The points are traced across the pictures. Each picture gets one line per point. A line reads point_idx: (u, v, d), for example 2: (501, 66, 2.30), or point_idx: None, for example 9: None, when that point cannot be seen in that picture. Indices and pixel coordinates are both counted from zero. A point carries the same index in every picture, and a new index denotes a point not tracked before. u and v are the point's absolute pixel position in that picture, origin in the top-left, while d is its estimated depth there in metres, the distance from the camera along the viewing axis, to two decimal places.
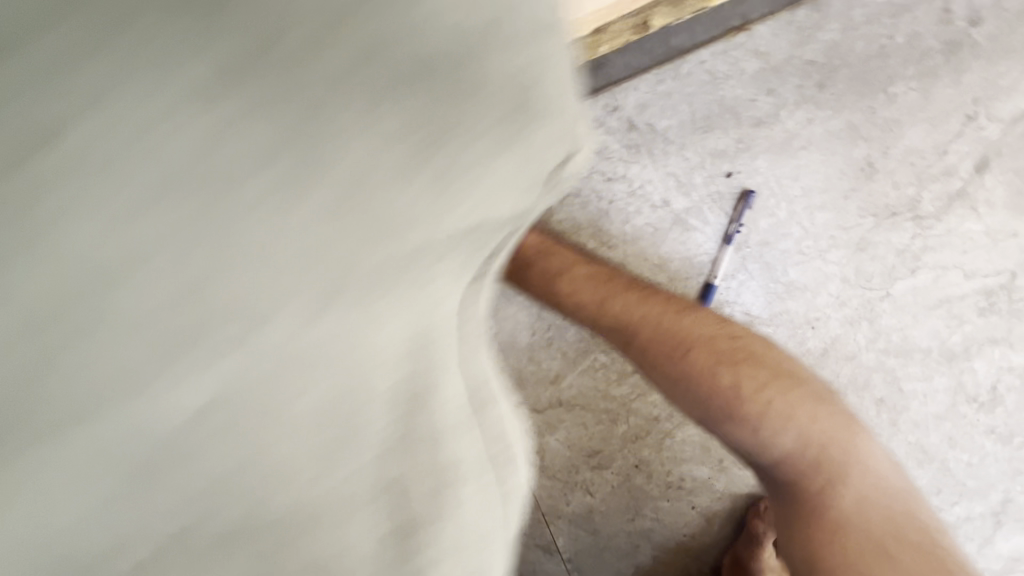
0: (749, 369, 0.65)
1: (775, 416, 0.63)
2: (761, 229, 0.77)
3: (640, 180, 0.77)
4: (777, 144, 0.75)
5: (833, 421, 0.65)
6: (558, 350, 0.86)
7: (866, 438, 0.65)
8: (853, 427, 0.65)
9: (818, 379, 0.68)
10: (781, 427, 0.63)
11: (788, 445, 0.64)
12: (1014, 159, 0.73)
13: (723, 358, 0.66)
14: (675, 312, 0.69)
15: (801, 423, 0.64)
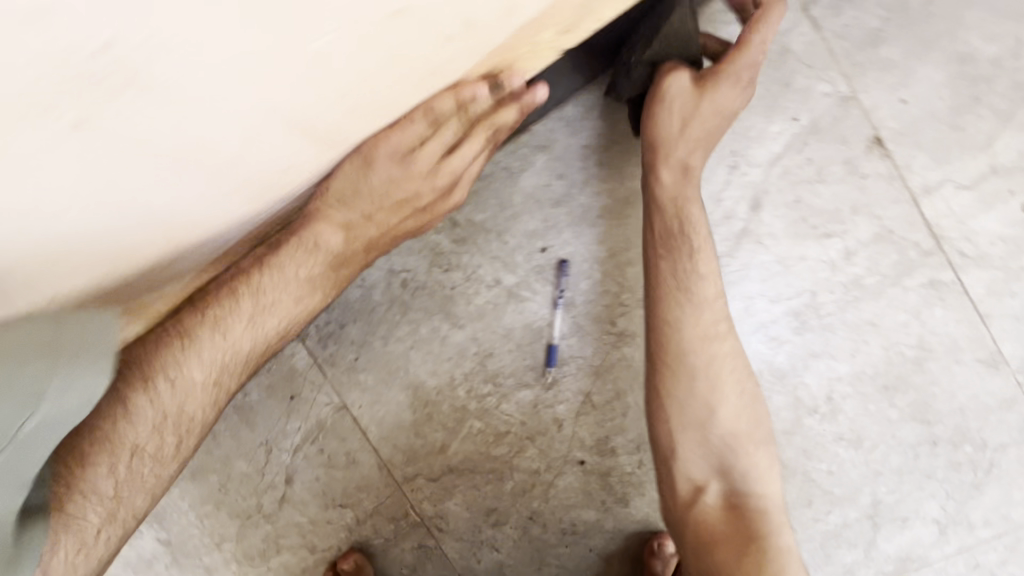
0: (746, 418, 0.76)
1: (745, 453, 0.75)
2: (584, 290, 0.87)
3: (473, 266, 0.89)
4: (577, 218, 0.85)
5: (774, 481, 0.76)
6: (439, 423, 0.95)
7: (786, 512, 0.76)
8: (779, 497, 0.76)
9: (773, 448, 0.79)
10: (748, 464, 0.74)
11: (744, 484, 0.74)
12: (782, 195, 0.80)
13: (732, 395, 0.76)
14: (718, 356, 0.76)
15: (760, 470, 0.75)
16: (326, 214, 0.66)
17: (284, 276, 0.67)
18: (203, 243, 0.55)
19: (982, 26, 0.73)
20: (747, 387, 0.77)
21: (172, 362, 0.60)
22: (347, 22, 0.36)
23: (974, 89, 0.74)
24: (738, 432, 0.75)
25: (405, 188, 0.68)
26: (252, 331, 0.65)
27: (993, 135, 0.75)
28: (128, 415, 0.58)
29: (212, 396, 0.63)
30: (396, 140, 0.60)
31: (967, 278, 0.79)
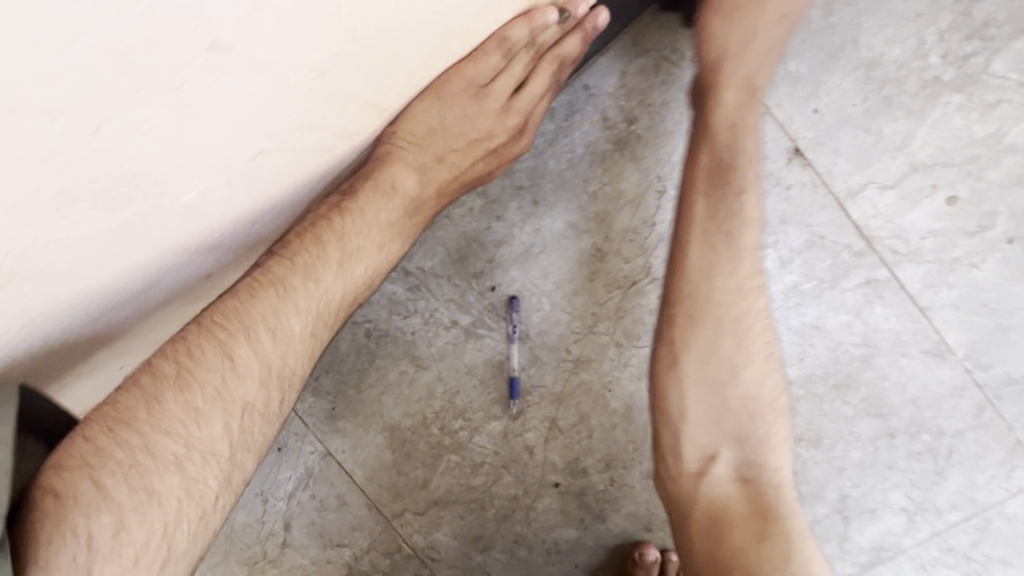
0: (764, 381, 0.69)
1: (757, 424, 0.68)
2: (536, 322, 0.91)
3: (429, 310, 0.93)
4: (520, 255, 0.89)
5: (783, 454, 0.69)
6: (418, 459, 0.99)
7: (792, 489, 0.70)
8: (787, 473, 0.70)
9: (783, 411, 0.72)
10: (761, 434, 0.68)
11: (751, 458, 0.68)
12: None
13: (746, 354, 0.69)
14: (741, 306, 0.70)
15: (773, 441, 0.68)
16: (398, 155, 0.59)
17: (365, 219, 0.61)
18: (240, 217, 0.47)
19: (884, 31, 0.75)
20: (766, 346, 0.70)
21: (271, 311, 0.56)
22: (216, 172, 0.38)
23: (883, 92, 0.76)
24: (757, 395, 0.69)
25: (465, 130, 0.61)
26: (344, 278, 0.60)
27: (909, 134, 0.76)
28: (235, 367, 0.54)
29: (311, 346, 0.59)
30: (473, 73, 0.57)
31: (903, 274, 0.80)
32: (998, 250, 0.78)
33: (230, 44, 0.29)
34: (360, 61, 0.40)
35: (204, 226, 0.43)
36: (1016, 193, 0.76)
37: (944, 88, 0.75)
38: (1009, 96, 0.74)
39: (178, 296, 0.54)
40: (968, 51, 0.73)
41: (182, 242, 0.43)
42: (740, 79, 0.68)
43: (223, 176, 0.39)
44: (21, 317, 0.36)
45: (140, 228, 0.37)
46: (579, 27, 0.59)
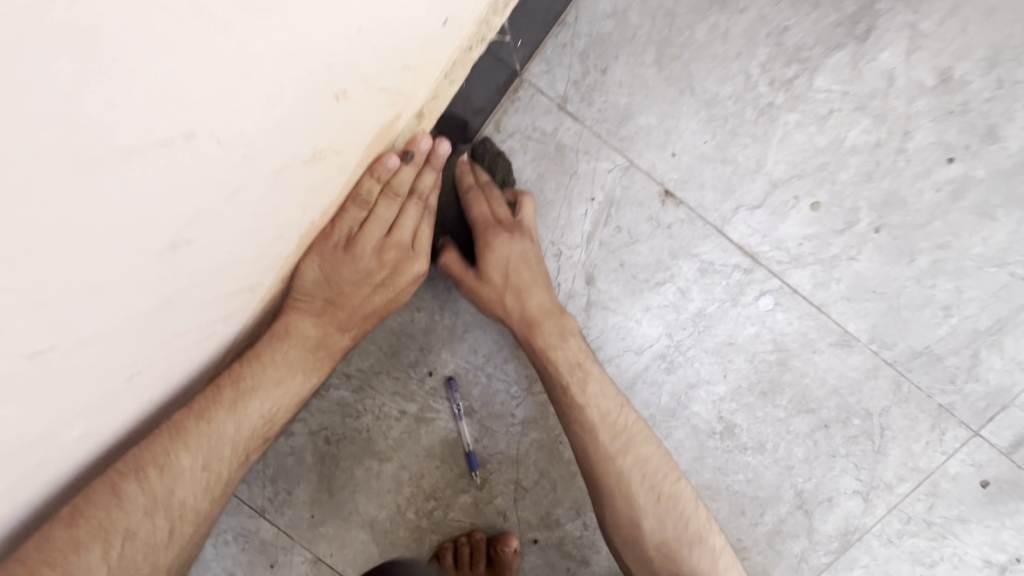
0: (675, 513, 0.77)
1: (689, 542, 0.76)
2: (477, 395, 0.96)
3: (378, 406, 0.98)
4: (447, 337, 0.94)
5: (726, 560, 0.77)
6: (402, 546, 1.02)
7: None
8: None
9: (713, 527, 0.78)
10: (696, 554, 0.76)
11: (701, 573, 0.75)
12: (608, 265, 0.88)
13: (652, 486, 0.77)
14: (627, 447, 0.78)
15: (708, 559, 0.76)
16: (296, 308, 0.64)
17: (261, 362, 0.63)
18: (117, 397, 0.46)
19: (713, 73, 0.82)
20: (668, 490, 0.78)
21: (160, 450, 0.56)
22: (92, 407, 0.43)
23: (728, 126, 0.83)
24: (667, 539, 0.76)
25: (349, 275, 0.65)
26: (236, 416, 0.61)
27: (761, 158, 0.83)
28: (121, 503, 0.54)
29: (203, 481, 0.60)
30: (338, 228, 0.63)
31: (792, 280, 0.86)
32: (869, 241, 0.83)
33: (58, 341, 0.34)
34: (204, 278, 0.45)
35: (98, 438, 0.48)
36: (870, 187, 0.82)
37: (779, 111, 0.82)
38: (837, 106, 0.81)
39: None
40: (790, 75, 0.81)
41: (81, 457, 0.48)
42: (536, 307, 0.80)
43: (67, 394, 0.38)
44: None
45: (34, 474, 0.42)
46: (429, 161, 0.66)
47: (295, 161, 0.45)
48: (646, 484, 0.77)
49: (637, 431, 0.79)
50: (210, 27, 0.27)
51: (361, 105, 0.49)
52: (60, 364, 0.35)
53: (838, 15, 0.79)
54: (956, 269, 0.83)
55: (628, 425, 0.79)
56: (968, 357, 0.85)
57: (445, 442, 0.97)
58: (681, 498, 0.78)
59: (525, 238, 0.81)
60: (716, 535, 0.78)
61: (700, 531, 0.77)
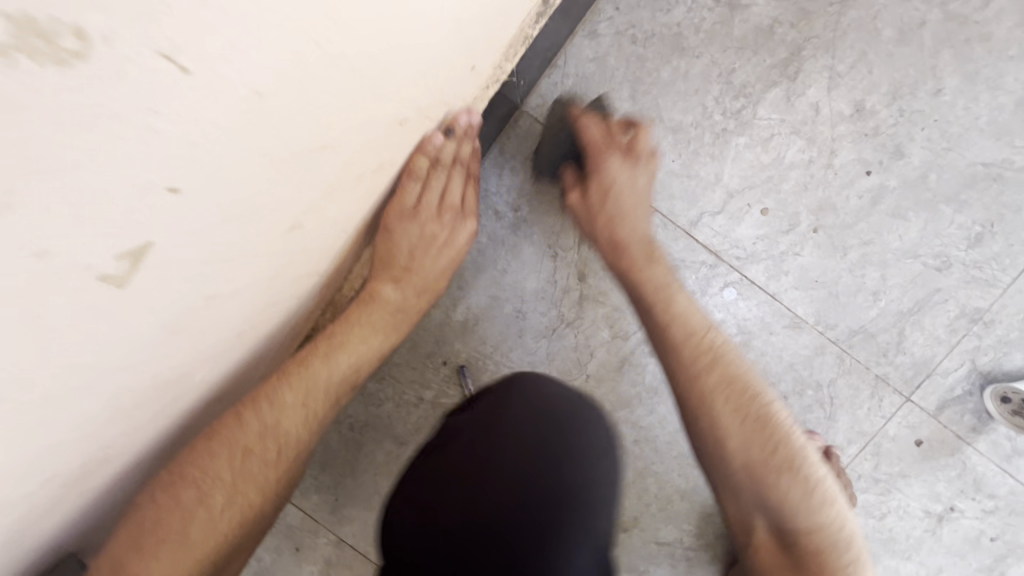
0: (765, 438, 0.72)
1: (784, 473, 0.71)
2: (486, 379, 1.08)
3: (398, 394, 1.10)
4: (459, 331, 1.08)
5: (819, 492, 0.70)
6: None
7: (841, 523, 0.70)
8: (829, 513, 0.70)
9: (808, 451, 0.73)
10: (791, 488, 0.70)
11: (796, 507, 0.70)
12: (596, 264, 1.05)
13: (740, 408, 0.74)
14: (711, 369, 0.76)
15: (800, 491, 0.70)
16: (376, 279, 0.80)
17: (351, 322, 0.77)
18: (232, 345, 0.59)
19: (677, 105, 1.01)
20: (754, 411, 0.74)
21: (272, 387, 0.69)
22: (213, 356, 0.56)
23: (691, 147, 1.01)
24: (752, 462, 0.72)
25: (416, 240, 0.79)
26: (329, 362, 0.74)
27: (719, 172, 1.01)
28: (240, 422, 0.66)
29: (305, 415, 0.71)
30: (400, 203, 0.77)
31: (749, 273, 1.03)
32: (810, 239, 1.01)
33: (220, 288, 0.47)
34: (302, 255, 0.59)
35: (205, 388, 0.61)
36: (807, 195, 1.01)
37: (731, 135, 1.00)
38: (777, 130, 1.00)
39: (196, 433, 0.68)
40: (738, 106, 1.00)
41: (192, 405, 0.60)
42: (632, 231, 0.87)
43: (226, 317, 0.52)
44: (93, 492, 0.52)
45: (170, 407, 0.55)
46: (466, 135, 0.78)
47: (370, 170, 0.61)
48: (733, 409, 0.74)
49: (721, 350, 0.78)
50: (351, 77, 0.44)
51: (413, 130, 0.65)
52: (227, 302, 0.50)
53: (773, 59, 0.99)
54: (880, 261, 1.01)
55: (714, 343, 0.78)
56: (896, 333, 1.02)
57: None
58: (773, 420, 0.73)
59: (637, 168, 0.89)
60: (816, 468, 0.72)
61: (792, 458, 0.72)
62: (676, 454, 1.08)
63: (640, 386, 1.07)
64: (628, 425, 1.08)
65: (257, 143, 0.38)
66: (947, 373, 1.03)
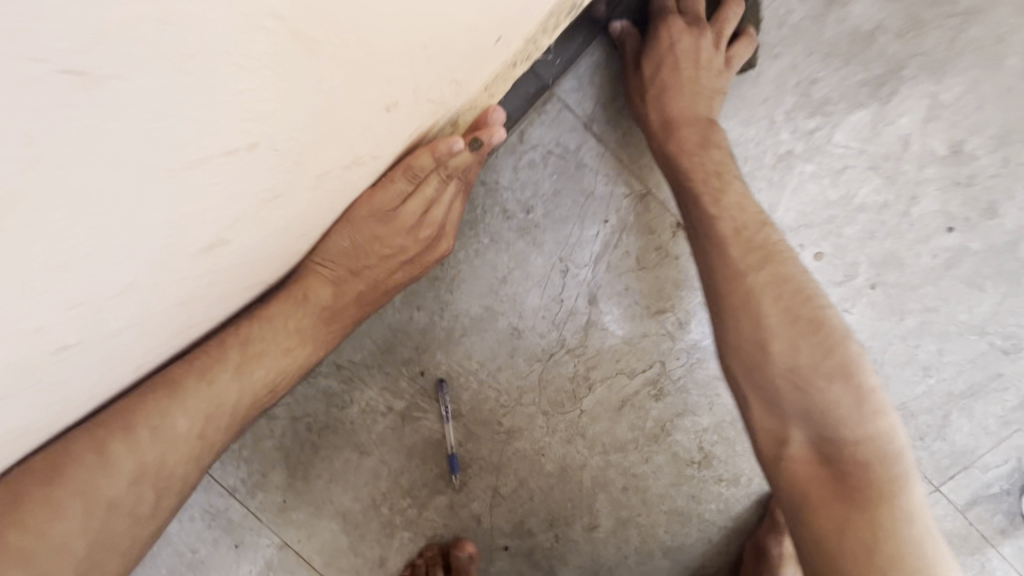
0: (812, 343, 0.69)
1: (833, 376, 0.67)
2: (466, 399, 0.95)
3: (365, 399, 0.97)
4: (443, 340, 0.94)
5: (865, 397, 0.66)
6: (372, 540, 1.02)
7: (886, 426, 0.65)
8: (873, 415, 0.66)
9: (857, 355, 0.68)
10: (839, 391, 0.66)
11: (846, 406, 0.66)
12: (612, 287, 0.90)
13: (795, 315, 0.70)
14: (760, 269, 0.72)
15: (845, 397, 0.66)
16: (314, 275, 0.69)
17: (274, 326, 0.69)
18: (126, 370, 0.44)
19: (739, 114, 0.83)
20: (807, 314, 0.70)
21: (154, 413, 0.61)
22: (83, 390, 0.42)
23: (747, 167, 0.84)
24: (796, 365, 0.68)
25: (380, 246, 0.69)
26: (239, 381, 0.66)
27: (774, 203, 0.85)
28: (106, 466, 0.58)
29: (196, 447, 0.64)
30: (379, 200, 0.63)
31: None
32: (865, 296, 0.86)
33: (84, 338, 0.33)
34: (228, 275, 0.43)
35: (72, 412, 0.47)
36: (873, 245, 0.85)
37: (797, 159, 0.83)
38: (853, 162, 0.83)
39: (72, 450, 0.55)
40: (812, 127, 0.82)
41: (53, 425, 0.47)
42: (699, 104, 0.78)
43: (100, 362, 0.38)
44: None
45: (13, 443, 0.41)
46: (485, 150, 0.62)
47: (339, 166, 0.44)
48: (785, 314, 0.70)
49: (777, 249, 0.74)
50: (301, 48, 0.28)
51: (408, 114, 0.48)
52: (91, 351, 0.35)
53: (865, 74, 0.81)
54: (940, 333, 0.87)
55: (767, 241, 0.74)
56: (939, 416, 0.89)
57: (427, 441, 0.98)
58: (829, 327, 0.70)
59: (706, 31, 0.77)
60: (869, 375, 0.68)
61: (848, 367, 0.68)
62: (665, 509, 0.96)
63: (640, 430, 0.94)
64: (619, 470, 0.96)
65: (99, 159, 0.22)
66: (986, 467, 0.90)
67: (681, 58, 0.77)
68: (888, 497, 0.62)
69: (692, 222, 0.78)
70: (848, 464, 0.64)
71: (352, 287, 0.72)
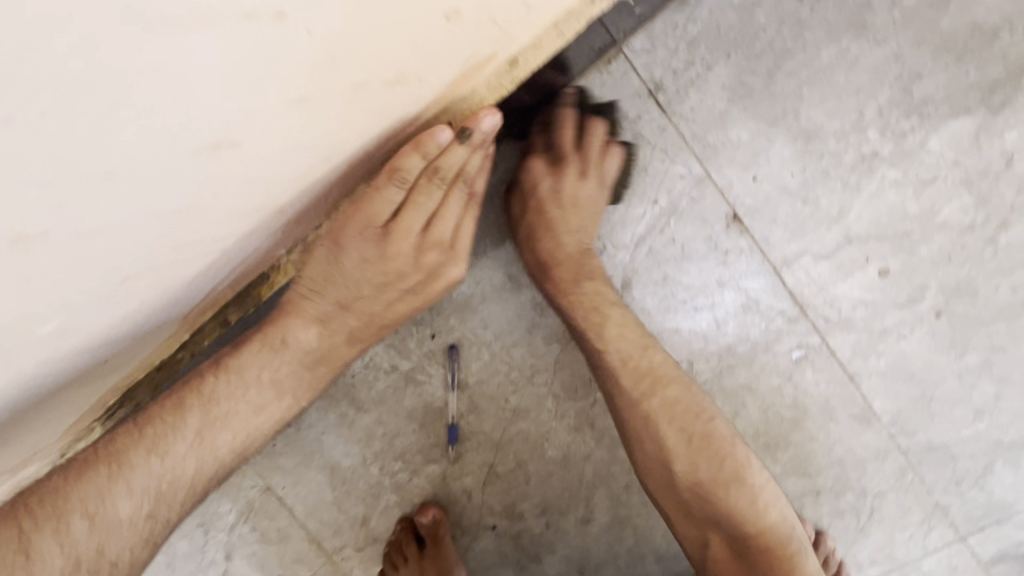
0: (708, 458, 0.71)
1: (733, 486, 0.70)
2: (475, 370, 0.90)
3: (369, 354, 0.92)
4: (460, 305, 0.88)
5: (758, 497, 0.70)
6: (357, 497, 0.99)
7: (778, 509, 0.71)
8: (767, 512, 0.70)
9: (742, 451, 0.72)
10: (749, 504, 0.70)
11: (748, 516, 0.70)
12: (650, 274, 0.82)
13: (689, 432, 0.72)
14: (649, 388, 0.73)
15: (748, 505, 0.70)
16: (297, 312, 0.63)
17: (243, 381, 0.63)
18: (100, 285, 0.37)
19: (825, 102, 0.74)
20: (700, 431, 0.72)
21: (93, 495, 0.57)
22: (75, 305, 0.36)
23: (822, 163, 0.75)
24: (703, 481, 0.70)
25: (376, 272, 0.61)
26: (197, 451, 0.61)
27: (845, 207, 0.76)
28: (31, 564, 0.55)
29: (142, 529, 0.60)
30: (371, 211, 0.58)
31: (833, 341, 0.81)
32: (926, 324, 0.78)
33: (47, 230, 0.26)
34: (234, 188, 0.37)
35: (74, 336, 0.41)
36: (946, 269, 0.76)
37: (880, 163, 0.74)
38: (943, 174, 0.74)
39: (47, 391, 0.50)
40: (906, 128, 0.73)
41: (52, 353, 0.42)
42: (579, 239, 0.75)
43: (61, 274, 0.31)
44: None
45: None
46: (479, 144, 0.55)
47: (381, 79, 0.38)
48: (680, 433, 0.71)
49: (664, 372, 0.73)
50: None
51: (466, 31, 0.41)
52: (60, 257, 0.29)
53: (978, 76, 0.71)
54: (1000, 375, 0.79)
55: (653, 366, 0.73)
56: (981, 464, 0.82)
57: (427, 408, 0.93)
58: (716, 439, 0.72)
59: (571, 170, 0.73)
60: (759, 476, 0.72)
61: (739, 472, 0.71)
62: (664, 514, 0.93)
63: None
64: (624, 467, 0.92)
65: None
66: (1020, 525, 0.84)
67: (544, 199, 0.74)
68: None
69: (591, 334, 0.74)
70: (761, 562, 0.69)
71: (343, 320, 0.64)
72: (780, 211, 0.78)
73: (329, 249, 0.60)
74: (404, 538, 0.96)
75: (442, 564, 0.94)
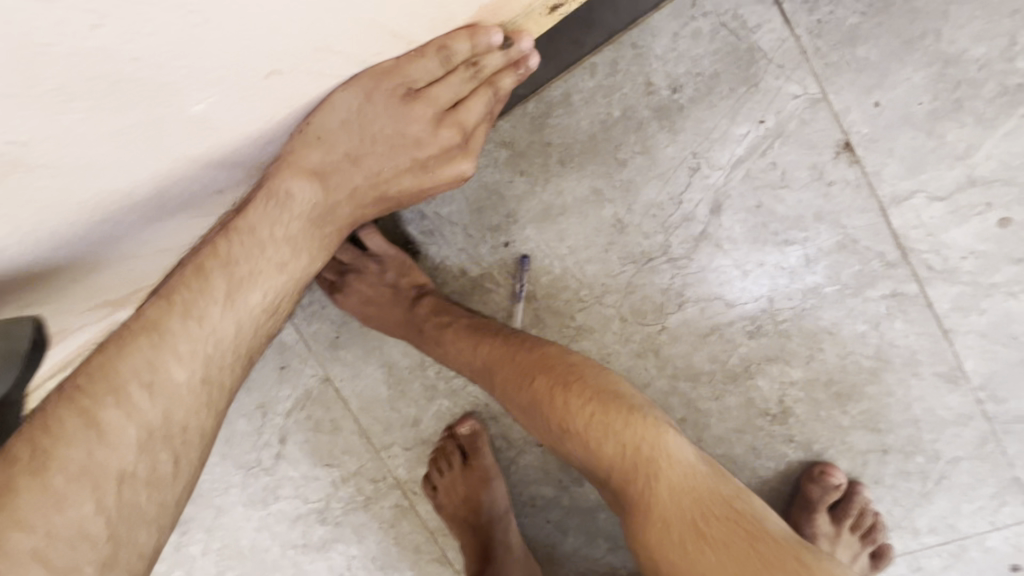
0: (548, 405, 0.71)
1: (592, 426, 0.68)
2: (544, 284, 0.87)
3: (439, 257, 0.89)
4: (539, 214, 0.85)
5: (604, 422, 0.67)
6: (413, 399, 1.03)
7: (641, 425, 0.67)
8: (628, 431, 0.66)
9: (590, 377, 0.72)
10: (601, 436, 0.67)
11: (608, 451, 0.67)
12: (742, 200, 0.79)
13: (526, 379, 0.73)
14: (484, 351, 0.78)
15: (608, 435, 0.67)
16: (291, 164, 0.53)
17: (257, 239, 0.52)
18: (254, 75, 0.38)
19: (974, 24, 0.70)
20: (530, 391, 0.73)
21: (143, 359, 0.45)
22: (230, 89, 0.37)
23: (957, 93, 0.71)
24: (553, 439, 0.72)
25: (393, 134, 0.55)
26: (235, 312, 0.51)
27: (974, 144, 0.72)
28: (102, 436, 0.42)
29: (201, 399, 0.49)
30: (402, 72, 0.50)
31: (932, 292, 0.77)
32: None
33: None
34: None
35: (216, 138, 0.42)
36: None
37: None
38: None
39: (172, 215, 0.52)
40: None
41: (198, 155, 0.43)
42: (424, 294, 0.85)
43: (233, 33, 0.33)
44: (27, 207, 0.35)
45: (148, 135, 0.36)
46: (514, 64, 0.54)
47: None
48: (524, 394, 0.73)
49: (496, 345, 0.77)
50: None
51: None
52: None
53: None
54: None
55: (484, 352, 0.78)
56: None
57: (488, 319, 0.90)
58: (541, 388, 0.72)
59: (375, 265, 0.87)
60: (589, 405, 0.69)
61: (569, 416, 0.69)
62: (718, 455, 0.86)
63: (726, 370, 0.85)
64: (682, 400, 0.86)
65: None
66: None
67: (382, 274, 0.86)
68: (684, 507, 0.62)
69: (442, 339, 0.82)
70: (639, 497, 0.64)
71: (351, 181, 0.58)
72: (905, 145, 0.73)
73: (351, 98, 0.49)
74: (447, 448, 0.99)
75: (484, 471, 0.98)
